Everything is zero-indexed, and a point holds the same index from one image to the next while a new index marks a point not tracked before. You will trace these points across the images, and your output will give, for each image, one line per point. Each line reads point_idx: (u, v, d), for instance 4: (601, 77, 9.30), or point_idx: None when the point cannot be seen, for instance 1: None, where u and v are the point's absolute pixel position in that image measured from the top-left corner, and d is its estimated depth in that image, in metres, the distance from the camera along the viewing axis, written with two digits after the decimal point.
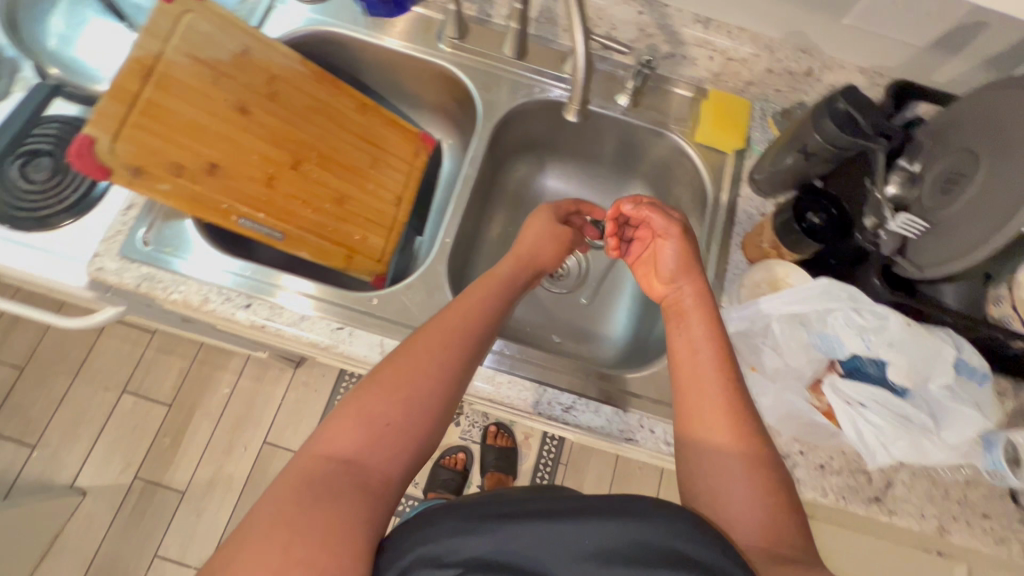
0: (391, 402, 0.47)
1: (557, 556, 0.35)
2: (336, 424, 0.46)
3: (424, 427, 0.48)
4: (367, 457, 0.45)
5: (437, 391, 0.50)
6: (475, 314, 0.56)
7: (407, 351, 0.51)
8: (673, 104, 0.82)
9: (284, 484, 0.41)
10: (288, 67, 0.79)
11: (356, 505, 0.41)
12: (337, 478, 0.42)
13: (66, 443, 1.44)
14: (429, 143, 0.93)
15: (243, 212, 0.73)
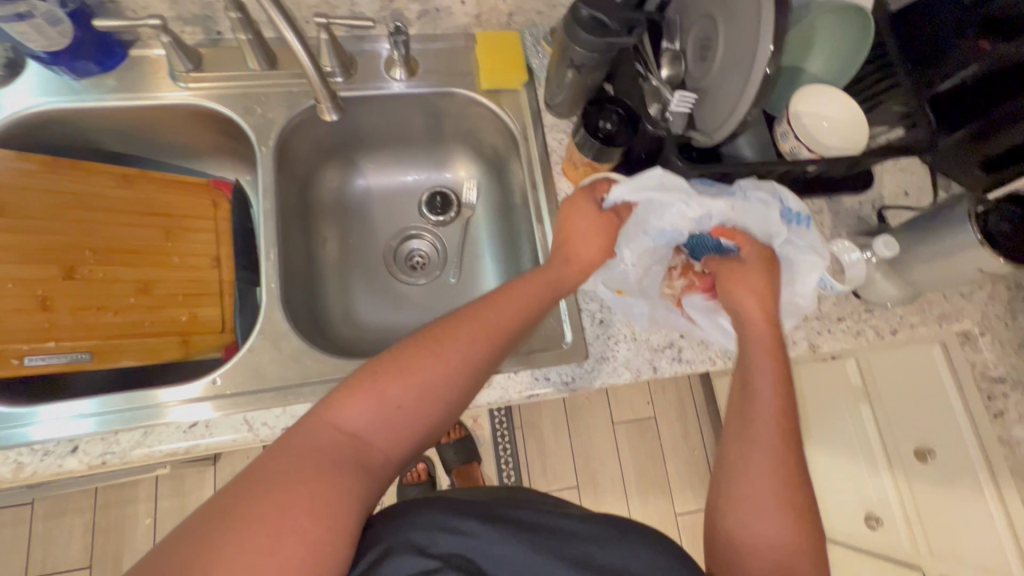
0: (405, 386, 0.51)
1: (536, 554, 0.44)
2: (353, 395, 0.49)
3: (427, 419, 0.51)
4: (370, 438, 0.48)
5: (452, 380, 0.53)
6: (504, 326, 0.58)
7: (433, 337, 0.54)
8: (450, 60, 0.80)
9: (298, 448, 0.45)
10: (1, 171, 0.66)
11: (355, 480, 0.45)
12: (343, 450, 0.46)
13: None
14: (225, 187, 0.84)
15: (24, 349, 0.63)
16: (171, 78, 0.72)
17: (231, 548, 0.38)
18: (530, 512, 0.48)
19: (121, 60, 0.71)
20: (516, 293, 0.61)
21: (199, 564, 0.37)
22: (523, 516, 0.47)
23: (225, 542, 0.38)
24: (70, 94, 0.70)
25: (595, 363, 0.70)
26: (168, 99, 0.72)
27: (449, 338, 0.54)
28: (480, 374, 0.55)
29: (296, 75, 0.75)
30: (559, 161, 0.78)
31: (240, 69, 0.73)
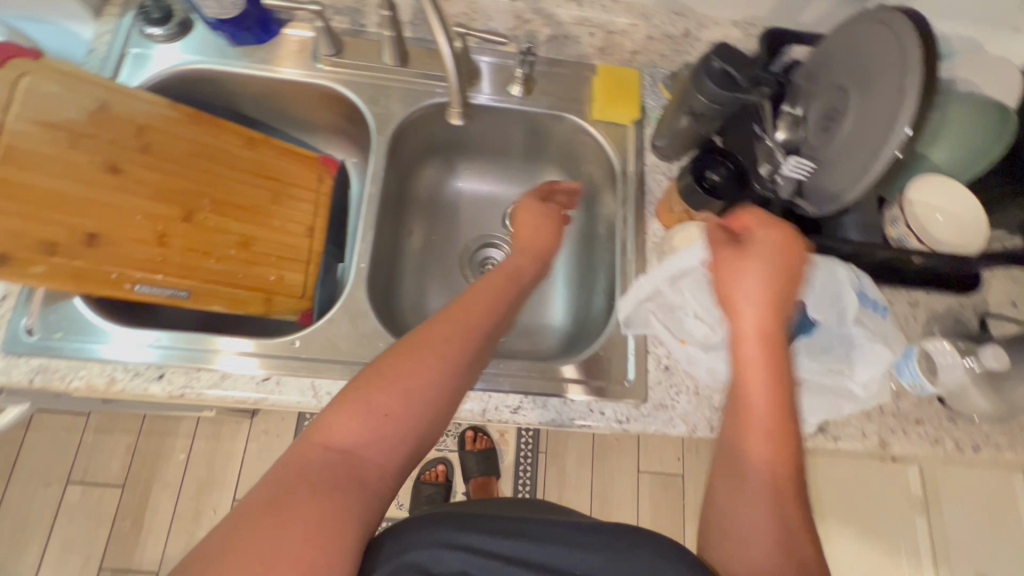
0: (388, 395, 0.52)
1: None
2: (337, 416, 0.50)
3: (416, 425, 0.52)
4: (361, 454, 0.49)
5: (435, 385, 0.54)
6: (473, 321, 0.60)
7: (407, 347, 0.56)
8: (565, 86, 0.82)
9: (286, 471, 0.46)
10: (153, 115, 0.73)
11: (350, 498, 0.46)
12: (336, 470, 0.47)
13: (14, 552, 1.33)
14: (331, 165, 0.89)
15: (136, 277, 0.68)
16: (313, 59, 0.78)
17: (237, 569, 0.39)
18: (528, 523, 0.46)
19: (273, 35, 0.78)
20: (475, 290, 0.65)
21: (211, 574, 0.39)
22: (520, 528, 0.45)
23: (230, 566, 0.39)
24: (225, 58, 0.77)
25: (653, 409, 0.68)
26: (306, 77, 0.78)
27: (426, 346, 0.56)
28: (460, 372, 0.57)
29: (422, 75, 0.79)
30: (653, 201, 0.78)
31: (374, 61, 0.78)
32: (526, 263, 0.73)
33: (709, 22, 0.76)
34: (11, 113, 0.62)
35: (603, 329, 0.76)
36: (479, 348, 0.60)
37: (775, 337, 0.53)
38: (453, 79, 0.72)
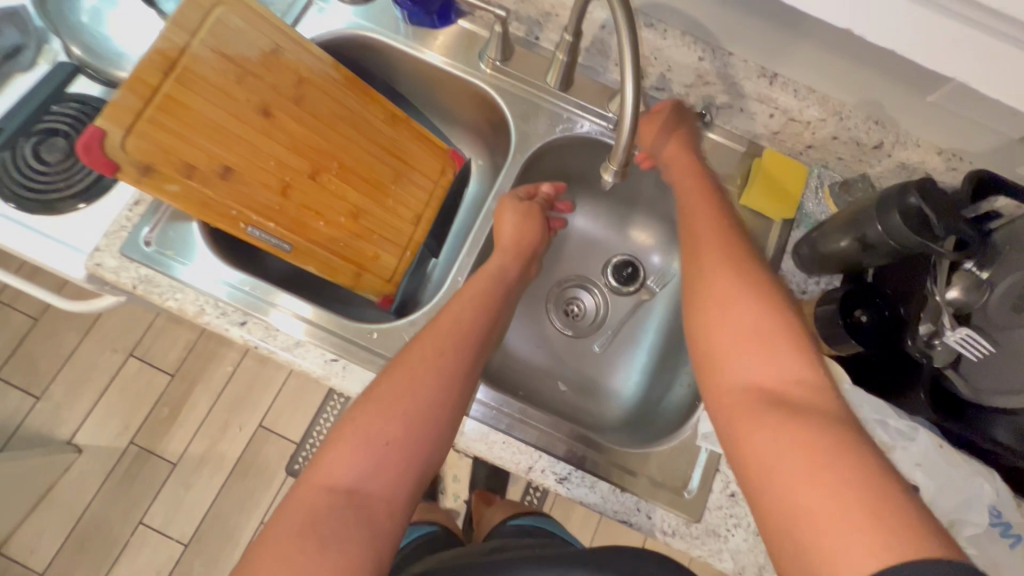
0: (382, 423, 0.52)
1: None
2: (337, 453, 0.51)
3: (416, 448, 0.53)
4: (366, 488, 0.50)
5: (431, 400, 0.55)
6: (459, 336, 0.60)
7: (397, 373, 0.56)
8: (720, 158, 0.76)
9: (292, 519, 0.47)
10: (316, 70, 0.74)
11: (359, 539, 0.47)
12: (339, 510, 0.48)
13: (69, 399, 1.46)
14: (458, 160, 0.88)
15: (252, 219, 0.69)
16: (479, 57, 0.77)
17: None
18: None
19: (449, 24, 0.77)
20: (460, 307, 0.63)
21: None
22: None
23: None
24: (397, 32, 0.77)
25: (704, 534, 0.62)
26: (466, 73, 0.77)
27: (415, 373, 0.56)
28: (454, 388, 0.56)
29: (579, 105, 0.76)
30: None
31: (536, 77, 0.76)
32: (510, 262, 0.71)
33: (909, 141, 0.67)
34: (197, 38, 0.65)
35: (675, 422, 0.70)
36: (467, 359, 0.59)
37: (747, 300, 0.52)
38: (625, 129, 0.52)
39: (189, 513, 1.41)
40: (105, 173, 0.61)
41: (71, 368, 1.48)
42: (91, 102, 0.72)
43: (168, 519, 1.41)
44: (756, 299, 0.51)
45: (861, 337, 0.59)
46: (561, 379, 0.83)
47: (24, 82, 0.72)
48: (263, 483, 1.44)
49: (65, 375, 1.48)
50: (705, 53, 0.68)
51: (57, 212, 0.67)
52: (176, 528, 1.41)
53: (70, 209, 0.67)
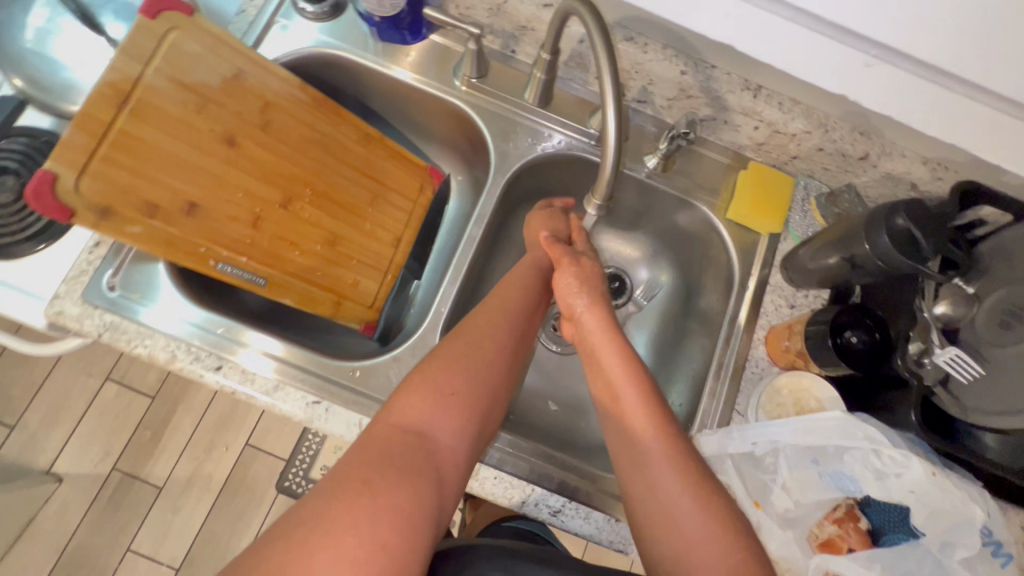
0: (453, 374, 0.54)
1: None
2: (410, 396, 0.52)
3: (480, 405, 0.54)
4: (434, 435, 0.51)
5: (496, 363, 0.57)
6: (517, 306, 0.62)
7: (465, 333, 0.58)
8: (705, 170, 0.75)
9: (368, 450, 0.47)
10: (283, 94, 0.70)
11: (427, 482, 0.47)
12: (412, 449, 0.48)
13: (45, 427, 1.41)
14: (437, 177, 0.85)
15: (223, 255, 0.66)
16: (454, 73, 0.74)
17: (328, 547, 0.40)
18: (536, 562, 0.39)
19: (420, 39, 0.74)
20: (512, 283, 0.65)
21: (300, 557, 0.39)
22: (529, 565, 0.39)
23: (321, 544, 0.40)
24: (367, 49, 0.74)
25: None
26: (440, 90, 0.74)
27: (481, 333, 0.58)
28: (512, 356, 0.59)
29: (559, 122, 0.73)
30: (765, 325, 0.70)
31: (514, 92, 0.73)
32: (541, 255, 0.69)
33: (894, 151, 0.66)
34: (152, 67, 0.61)
35: None
36: (523, 331, 0.61)
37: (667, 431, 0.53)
38: (609, 149, 0.51)
39: (178, 537, 1.39)
40: (59, 220, 0.57)
41: (46, 394, 1.44)
42: (39, 135, 0.67)
43: (157, 544, 1.38)
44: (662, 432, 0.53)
45: (851, 359, 0.59)
46: (552, 398, 0.82)
47: None
48: (254, 502, 1.42)
49: (39, 402, 1.43)
50: (687, 67, 0.67)
51: (10, 257, 0.63)
52: (166, 553, 1.38)
53: (24, 254, 0.63)
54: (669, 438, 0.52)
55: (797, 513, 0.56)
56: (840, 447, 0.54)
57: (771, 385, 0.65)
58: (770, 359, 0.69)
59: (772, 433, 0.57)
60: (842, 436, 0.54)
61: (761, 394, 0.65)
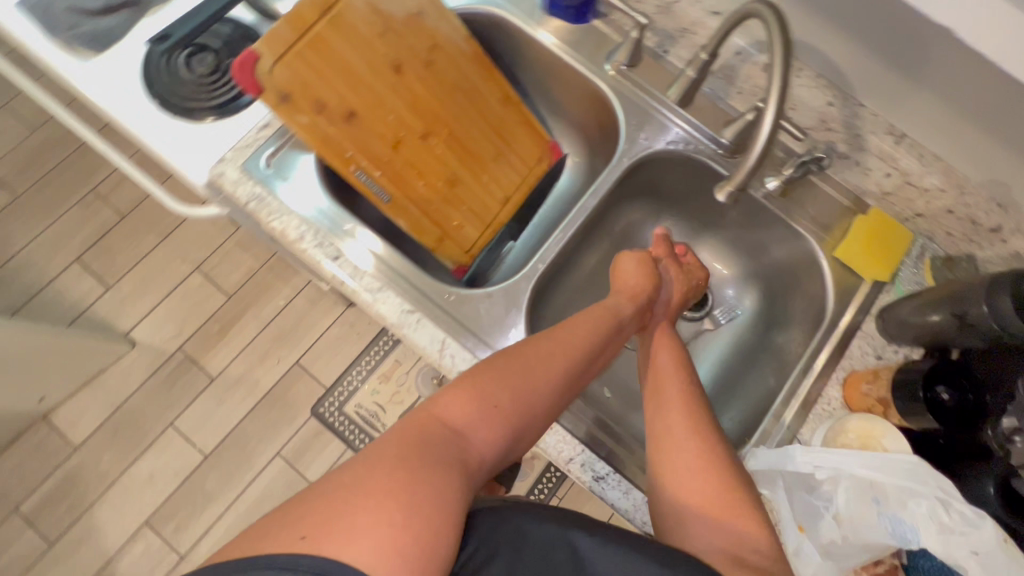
0: (499, 391, 0.55)
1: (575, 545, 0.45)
2: (455, 398, 0.54)
3: (517, 425, 0.55)
4: (470, 438, 0.52)
5: (544, 392, 0.58)
6: (576, 345, 0.63)
7: (514, 357, 0.60)
8: (823, 205, 0.75)
9: (406, 434, 0.49)
10: (452, 41, 0.77)
11: (460, 475, 0.48)
12: (450, 444, 0.50)
13: (135, 296, 1.56)
14: (556, 153, 0.90)
15: (362, 165, 0.73)
16: (607, 57, 0.78)
17: (361, 511, 0.40)
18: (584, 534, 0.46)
19: (584, 21, 0.79)
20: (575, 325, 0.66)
21: (336, 509, 0.40)
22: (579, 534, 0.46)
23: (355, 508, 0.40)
24: (532, 18, 0.79)
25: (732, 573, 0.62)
26: (587, 70, 0.78)
27: (531, 358, 0.59)
28: (559, 390, 0.60)
29: (693, 124, 0.76)
30: (847, 368, 0.70)
31: (657, 87, 0.76)
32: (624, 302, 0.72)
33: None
34: None
35: None
36: (574, 365, 0.62)
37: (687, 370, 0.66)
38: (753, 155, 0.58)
39: (215, 427, 1.49)
40: (251, 94, 0.66)
41: (143, 268, 1.59)
42: (245, 28, 0.78)
43: (196, 427, 1.49)
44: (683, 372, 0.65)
45: (936, 412, 0.58)
46: (608, 386, 0.84)
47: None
48: (288, 416, 1.51)
49: (136, 273, 1.58)
50: (835, 99, 0.71)
51: (193, 118, 0.72)
52: (200, 438, 1.48)
53: (205, 118, 0.72)
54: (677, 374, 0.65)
55: (842, 546, 0.56)
56: (908, 491, 0.54)
57: (840, 425, 0.64)
58: (844, 402, 0.68)
59: (835, 460, 0.57)
60: (912, 482, 0.54)
61: (827, 429, 0.64)
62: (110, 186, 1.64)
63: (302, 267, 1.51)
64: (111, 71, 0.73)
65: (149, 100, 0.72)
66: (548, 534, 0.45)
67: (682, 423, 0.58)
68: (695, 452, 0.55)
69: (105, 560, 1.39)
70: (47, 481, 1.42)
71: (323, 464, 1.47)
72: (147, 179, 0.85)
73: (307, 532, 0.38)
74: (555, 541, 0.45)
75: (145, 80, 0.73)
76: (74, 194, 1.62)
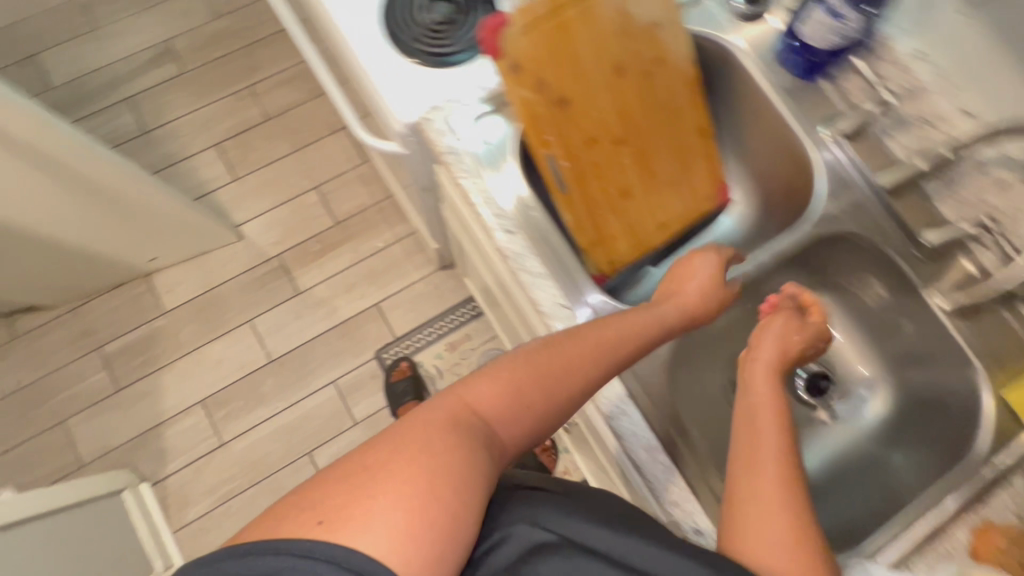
0: (534, 384, 0.53)
1: (609, 539, 0.44)
2: (484, 385, 0.52)
3: (546, 417, 0.54)
4: (497, 424, 0.51)
5: (577, 389, 0.55)
6: (622, 348, 0.60)
7: (554, 347, 0.57)
8: (1004, 341, 0.70)
9: (434, 415, 0.48)
10: (676, 61, 0.77)
11: (489, 461, 0.47)
12: (479, 428, 0.49)
13: (255, 194, 1.65)
14: (723, 198, 0.88)
15: (554, 152, 0.74)
16: (824, 122, 0.76)
17: (377, 501, 0.40)
18: (615, 531, 0.45)
19: (812, 78, 0.77)
20: (622, 320, 0.62)
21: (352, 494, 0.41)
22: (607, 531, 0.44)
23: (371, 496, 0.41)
24: (761, 58, 0.77)
25: None
26: (798, 126, 0.76)
27: (572, 356, 0.56)
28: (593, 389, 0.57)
29: (895, 217, 0.73)
30: (981, 516, 0.65)
31: (868, 167, 0.74)
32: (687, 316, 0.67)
33: None
34: None
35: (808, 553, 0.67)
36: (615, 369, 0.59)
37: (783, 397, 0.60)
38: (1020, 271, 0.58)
39: (286, 337, 1.56)
40: (487, 55, 0.68)
41: (270, 171, 1.67)
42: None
43: (270, 331, 1.56)
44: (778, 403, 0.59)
45: None
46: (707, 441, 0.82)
47: None
48: (353, 351, 1.56)
49: (262, 173, 1.67)
50: None
51: (405, 57, 0.75)
52: (270, 342, 1.55)
53: (414, 60, 0.75)
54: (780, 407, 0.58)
55: None
56: None
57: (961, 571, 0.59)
58: (968, 550, 0.64)
59: None
60: None
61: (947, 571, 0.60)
62: (265, 88, 1.73)
63: (412, 219, 1.55)
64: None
65: (382, 33, 0.77)
66: (596, 540, 0.44)
67: (763, 473, 0.51)
68: (774, 492, 0.50)
69: (156, 421, 1.48)
70: (131, 333, 1.53)
71: (369, 407, 1.52)
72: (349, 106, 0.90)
73: (324, 520, 0.40)
74: (599, 548, 0.44)
75: (385, 13, 0.77)
76: (233, 85, 1.72)
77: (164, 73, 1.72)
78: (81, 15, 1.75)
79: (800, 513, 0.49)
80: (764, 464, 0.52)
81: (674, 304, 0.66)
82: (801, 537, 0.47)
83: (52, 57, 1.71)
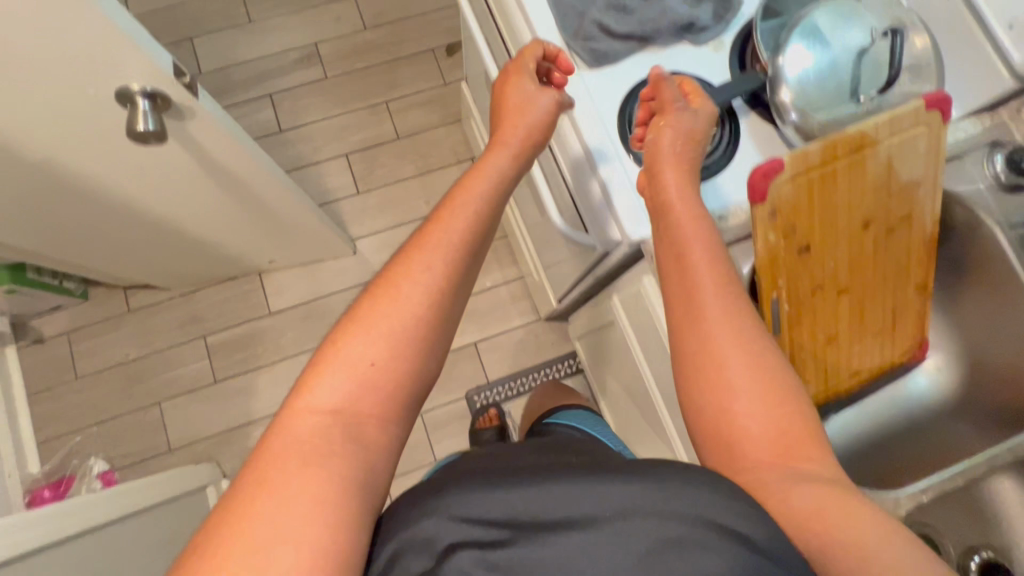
0: (376, 343, 0.52)
1: (557, 506, 0.41)
2: (321, 375, 0.50)
3: (397, 377, 0.52)
4: (352, 408, 0.49)
5: (414, 320, 0.54)
6: (442, 263, 0.57)
7: (381, 289, 0.55)
8: None
9: (282, 443, 0.46)
10: (922, 219, 0.72)
11: (342, 462, 0.46)
12: (335, 430, 0.48)
13: (374, 211, 1.66)
14: (922, 356, 0.83)
15: (781, 296, 0.69)
16: None
17: (235, 555, 0.39)
18: (538, 487, 0.43)
19: None
20: (443, 221, 0.60)
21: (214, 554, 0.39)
22: (547, 487, 0.42)
23: (232, 555, 0.39)
24: (1013, 232, 0.73)
25: None
26: None
27: (404, 298, 0.54)
28: (427, 320, 0.54)
29: None
30: None
31: None
32: (517, 165, 0.69)
33: None
34: (889, 141, 0.65)
35: None
36: (440, 291, 0.56)
37: (732, 278, 0.58)
38: None
39: None
40: (749, 197, 0.64)
41: (392, 190, 1.68)
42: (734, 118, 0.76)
43: None
44: (718, 287, 0.57)
45: None
46: None
47: (708, 72, 0.78)
48: (446, 387, 1.55)
49: (384, 191, 1.67)
50: None
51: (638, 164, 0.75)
52: None
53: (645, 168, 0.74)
54: (721, 283, 0.57)
55: None
56: None
57: None
58: None
59: None
60: None
61: None
62: (400, 106, 1.74)
63: (527, 266, 1.54)
64: (596, 88, 0.77)
65: (617, 131, 0.76)
66: (494, 511, 0.41)
67: (708, 332, 0.55)
68: (748, 415, 0.51)
69: (246, 420, 1.50)
70: (236, 327, 1.55)
71: (453, 446, 1.50)
72: (553, 173, 0.91)
73: None
74: (501, 518, 0.41)
75: (622, 111, 0.76)
76: (369, 98, 1.74)
77: (306, 76, 1.75)
78: (236, 7, 1.79)
79: (756, 402, 0.52)
80: (710, 312, 0.55)
81: (501, 158, 0.68)
82: (757, 425, 0.51)
83: (205, 43, 1.76)
